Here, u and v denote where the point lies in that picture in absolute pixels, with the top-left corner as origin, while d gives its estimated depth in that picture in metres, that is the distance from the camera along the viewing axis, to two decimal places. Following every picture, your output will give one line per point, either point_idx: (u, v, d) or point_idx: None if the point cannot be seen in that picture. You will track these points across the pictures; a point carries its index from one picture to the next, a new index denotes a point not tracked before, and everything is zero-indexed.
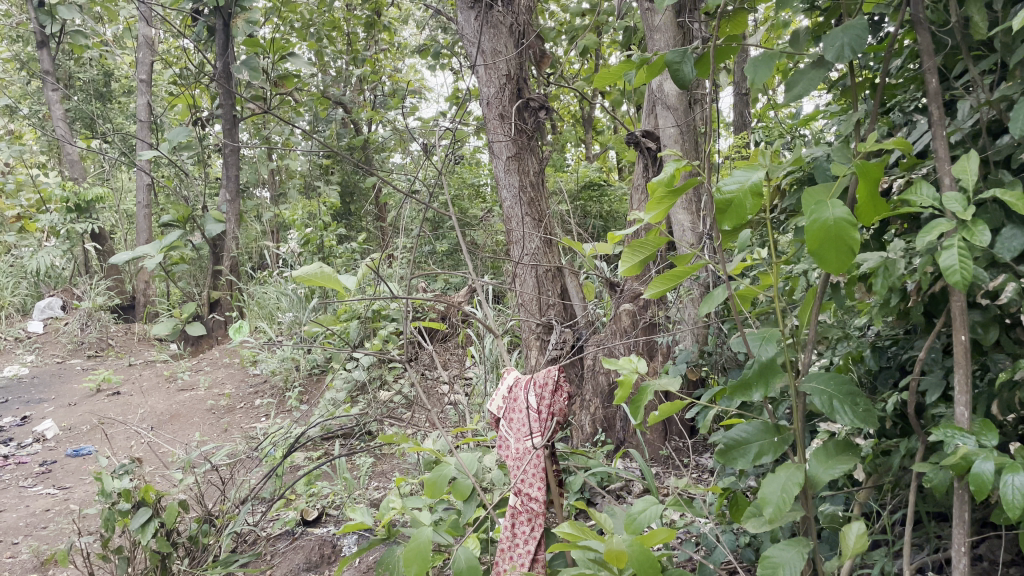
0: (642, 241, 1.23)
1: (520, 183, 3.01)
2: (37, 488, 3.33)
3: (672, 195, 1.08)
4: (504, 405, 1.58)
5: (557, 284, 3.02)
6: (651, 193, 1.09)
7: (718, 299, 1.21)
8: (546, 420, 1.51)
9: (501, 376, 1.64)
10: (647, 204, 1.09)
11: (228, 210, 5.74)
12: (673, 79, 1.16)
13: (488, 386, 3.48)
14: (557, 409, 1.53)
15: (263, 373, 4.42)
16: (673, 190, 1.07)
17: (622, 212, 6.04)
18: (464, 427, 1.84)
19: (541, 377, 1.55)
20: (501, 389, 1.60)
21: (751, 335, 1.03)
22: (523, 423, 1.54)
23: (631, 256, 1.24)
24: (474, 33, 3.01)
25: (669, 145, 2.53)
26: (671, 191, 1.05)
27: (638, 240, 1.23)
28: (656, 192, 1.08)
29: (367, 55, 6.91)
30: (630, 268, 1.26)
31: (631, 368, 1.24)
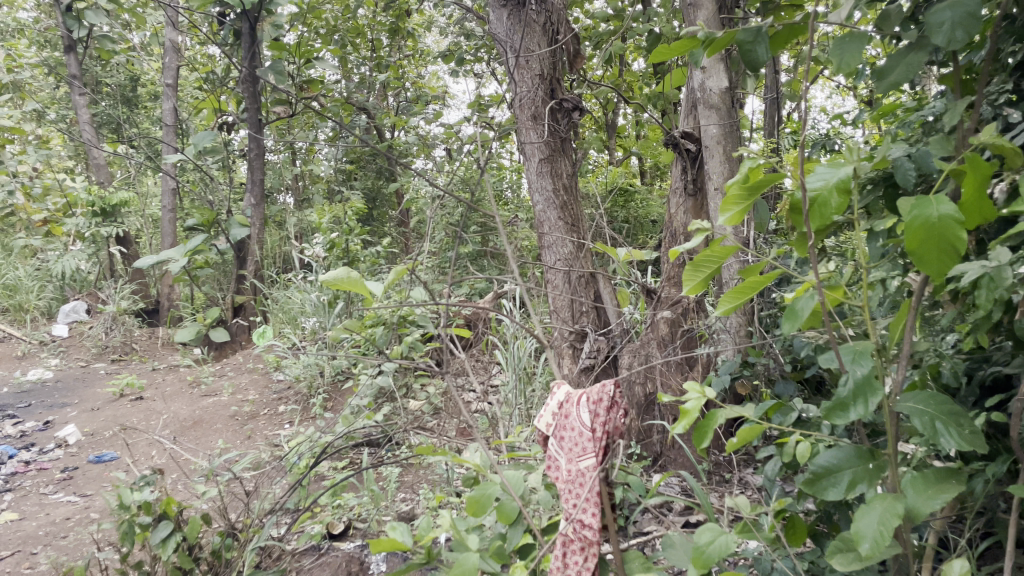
0: (706, 255, 1.15)
1: (554, 187, 2.91)
2: (58, 495, 3.28)
3: (749, 196, 1.02)
4: (555, 423, 1.47)
5: (591, 290, 2.92)
6: (725, 192, 1.04)
7: (801, 312, 1.01)
8: (600, 440, 1.39)
9: (552, 393, 1.54)
10: (723, 204, 1.04)
11: (252, 215, 5.70)
12: (746, 59, 1.08)
13: (517, 395, 3.39)
14: (612, 427, 1.39)
15: (286, 379, 4.35)
16: (750, 189, 1.02)
17: (649, 218, 5.93)
18: (503, 442, 1.77)
19: (595, 392, 1.43)
20: (552, 405, 1.50)
21: (843, 348, 0.93)
22: (574, 442, 1.42)
23: (694, 273, 1.17)
24: (507, 31, 2.92)
25: (711, 146, 2.41)
26: (748, 188, 1.00)
27: (702, 253, 1.14)
28: (732, 191, 1.02)
29: (391, 61, 6.88)
30: (693, 289, 1.20)
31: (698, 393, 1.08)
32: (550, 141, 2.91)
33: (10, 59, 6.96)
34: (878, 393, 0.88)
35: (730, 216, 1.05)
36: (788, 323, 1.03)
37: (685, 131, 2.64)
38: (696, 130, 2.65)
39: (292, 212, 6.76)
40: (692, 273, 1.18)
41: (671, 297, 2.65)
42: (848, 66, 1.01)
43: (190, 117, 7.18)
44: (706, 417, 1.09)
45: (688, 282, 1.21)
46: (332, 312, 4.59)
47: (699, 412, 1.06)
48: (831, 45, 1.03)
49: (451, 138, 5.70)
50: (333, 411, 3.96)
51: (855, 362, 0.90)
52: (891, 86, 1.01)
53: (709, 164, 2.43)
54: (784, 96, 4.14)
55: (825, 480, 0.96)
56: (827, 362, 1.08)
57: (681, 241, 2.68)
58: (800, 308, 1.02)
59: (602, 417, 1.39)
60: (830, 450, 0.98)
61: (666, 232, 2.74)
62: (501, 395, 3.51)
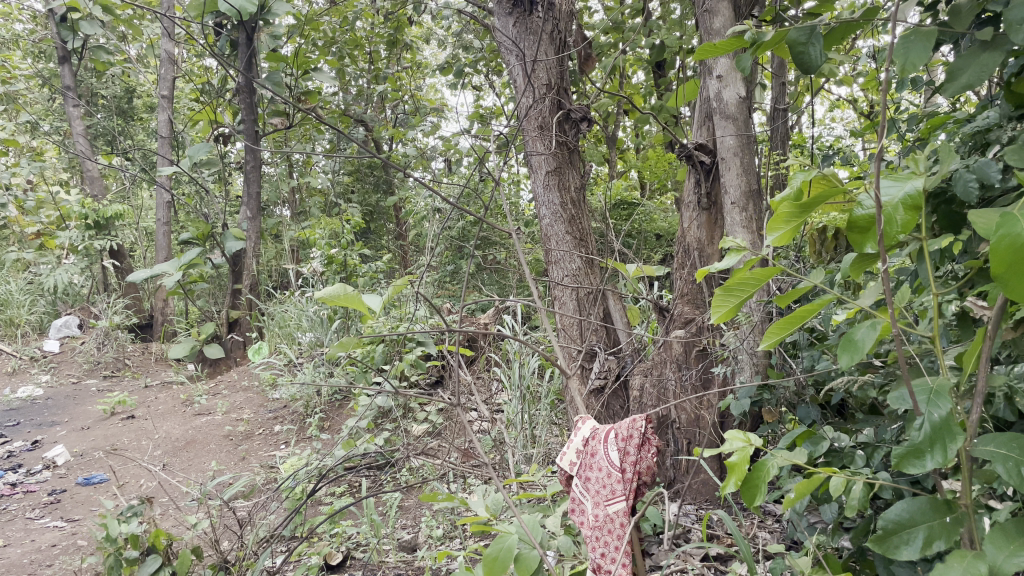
0: (742, 278, 1.02)
1: (561, 201, 2.81)
2: (44, 520, 3.15)
3: (800, 213, 0.92)
4: (580, 463, 1.55)
5: (600, 307, 2.80)
6: (773, 210, 0.94)
7: (863, 343, 0.93)
8: (629, 482, 1.49)
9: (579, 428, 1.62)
10: (770, 223, 0.93)
11: (249, 228, 5.59)
12: (800, 64, 1.02)
13: (522, 415, 3.27)
14: (640, 469, 1.51)
15: (282, 397, 4.22)
16: (802, 207, 0.92)
17: (653, 231, 5.85)
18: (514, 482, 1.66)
19: (624, 428, 1.53)
20: (581, 440, 1.58)
21: (919, 387, 0.85)
22: (600, 483, 1.51)
23: (726, 299, 1.05)
24: (512, 40, 2.83)
25: (727, 157, 2.31)
26: (801, 204, 0.90)
27: (737, 277, 1.02)
28: (782, 208, 0.92)
29: (390, 73, 6.80)
30: (724, 313, 1.07)
31: (744, 443, 0.99)
32: (558, 152, 2.80)
33: (5, 70, 6.88)
34: (957, 438, 0.78)
35: (777, 237, 0.94)
36: (848, 355, 0.93)
37: (699, 143, 2.55)
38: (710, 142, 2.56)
39: (289, 225, 6.66)
40: (723, 297, 1.06)
41: (685, 315, 2.55)
42: (913, 67, 0.96)
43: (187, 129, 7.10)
44: (756, 465, 1.01)
45: (717, 308, 1.08)
46: (330, 327, 4.49)
47: (748, 463, 0.97)
48: (895, 44, 0.99)
49: (450, 151, 5.63)
50: (331, 431, 3.84)
51: (932, 403, 0.82)
52: (962, 88, 0.96)
53: (726, 176, 2.33)
54: (790, 107, 4.06)
55: (898, 537, 0.87)
56: (895, 402, 0.97)
57: (696, 257, 2.57)
58: (861, 338, 0.94)
59: (632, 454, 1.50)
60: (902, 502, 0.89)
61: (679, 247, 2.64)
62: (504, 415, 3.39)
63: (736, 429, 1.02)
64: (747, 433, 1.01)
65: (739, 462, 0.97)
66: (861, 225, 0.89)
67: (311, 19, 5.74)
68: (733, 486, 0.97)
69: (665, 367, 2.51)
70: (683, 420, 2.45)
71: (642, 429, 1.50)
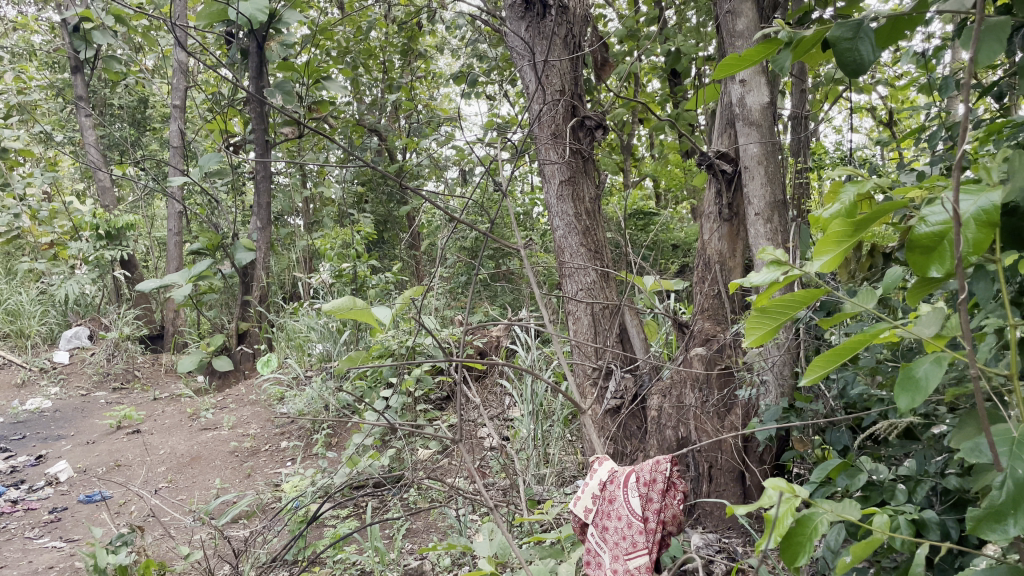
0: (783, 304, 0.91)
1: (575, 212, 2.70)
2: (43, 540, 3.05)
3: (853, 232, 0.82)
4: (599, 510, 1.51)
5: (616, 323, 2.68)
6: (823, 228, 0.84)
7: (927, 382, 0.81)
8: (654, 532, 1.46)
9: (593, 469, 1.56)
10: (819, 243, 0.84)
11: (259, 238, 5.51)
12: (847, 67, 0.91)
13: (534, 433, 3.16)
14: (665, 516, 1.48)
15: (290, 412, 4.12)
16: (854, 224, 0.82)
17: (669, 242, 5.73)
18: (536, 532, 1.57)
19: (645, 470, 1.50)
20: (596, 485, 1.53)
21: (1002, 441, 0.77)
22: (621, 532, 1.47)
23: (765, 329, 0.95)
24: (525, 45, 2.73)
25: (751, 166, 2.19)
26: (853, 221, 0.81)
27: (774, 303, 0.91)
28: (832, 226, 0.83)
29: (403, 83, 6.73)
30: (758, 339, 0.96)
31: (788, 493, 0.86)
32: (572, 161, 2.69)
33: (19, 80, 6.84)
34: None
35: (827, 261, 0.85)
36: (908, 395, 0.82)
37: (719, 151, 2.43)
38: (731, 150, 2.44)
39: (300, 235, 6.58)
40: (760, 321, 0.94)
41: (706, 331, 2.42)
42: (989, 61, 0.86)
43: (199, 139, 7.04)
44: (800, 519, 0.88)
45: (751, 333, 0.96)
46: (339, 340, 4.41)
47: (790, 518, 0.84)
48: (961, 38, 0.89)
49: (462, 161, 5.54)
50: (339, 448, 3.74)
51: (1015, 458, 0.75)
52: None
53: (749, 186, 2.21)
54: (808, 116, 3.95)
55: None
56: (971, 452, 0.85)
57: (716, 270, 2.44)
58: (921, 376, 0.82)
59: (655, 500, 1.47)
60: None
61: (699, 260, 2.52)
62: (515, 432, 3.27)
63: (778, 476, 0.86)
64: (792, 481, 0.86)
65: (783, 518, 0.85)
66: (925, 244, 0.78)
67: (323, 28, 5.67)
68: (773, 543, 0.84)
69: (686, 387, 2.38)
70: (704, 442, 2.31)
71: (667, 474, 1.47)
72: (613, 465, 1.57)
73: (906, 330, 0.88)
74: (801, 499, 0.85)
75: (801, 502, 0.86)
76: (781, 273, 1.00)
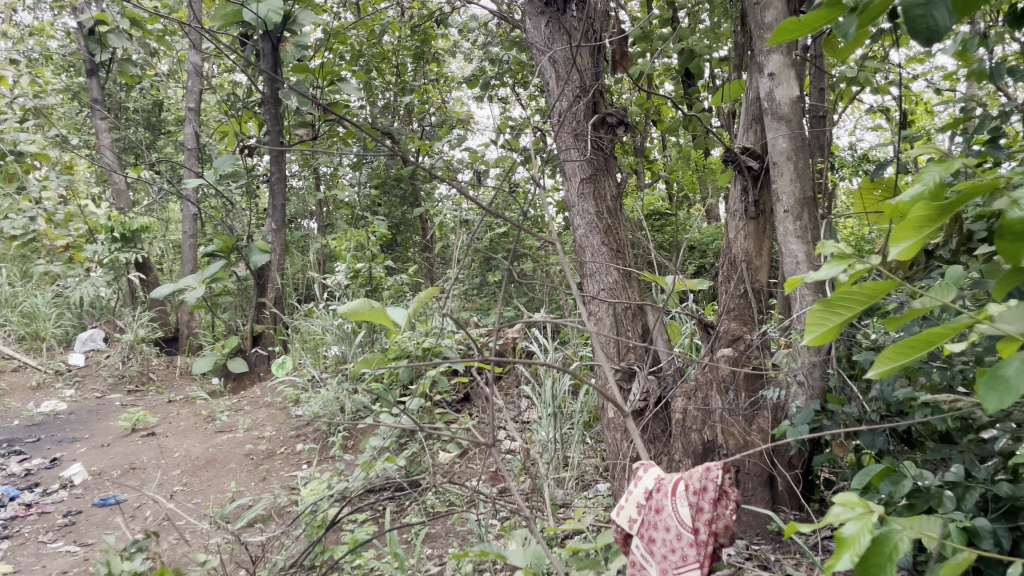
0: (847, 294, 0.86)
1: (597, 210, 2.64)
2: (57, 544, 3.02)
3: (937, 218, 0.83)
4: (643, 519, 1.42)
5: (638, 323, 2.62)
6: (903, 215, 0.85)
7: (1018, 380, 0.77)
8: (705, 543, 1.37)
9: (638, 478, 1.48)
10: (898, 230, 0.85)
11: (274, 240, 5.48)
12: (925, 39, 0.89)
13: (552, 436, 3.12)
14: (718, 526, 1.38)
15: (305, 414, 4.08)
16: (939, 209, 0.83)
17: (686, 243, 5.66)
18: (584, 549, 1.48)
19: (694, 479, 1.42)
20: (641, 494, 1.44)
21: None
22: (666, 544, 1.39)
23: (826, 316, 0.89)
24: (545, 41, 2.68)
25: (780, 162, 2.13)
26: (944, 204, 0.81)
27: (839, 293, 0.85)
28: (916, 211, 0.83)
29: (416, 86, 6.69)
30: (820, 338, 0.91)
31: (865, 511, 0.80)
32: (593, 159, 2.64)
33: (35, 84, 6.85)
34: None
35: (905, 248, 0.85)
36: (997, 395, 0.78)
37: (746, 148, 2.38)
38: (758, 147, 2.39)
39: (315, 238, 6.56)
40: (821, 317, 0.90)
41: (732, 332, 2.34)
42: None
43: (214, 142, 7.04)
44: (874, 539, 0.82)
45: (812, 331, 0.92)
46: (354, 342, 4.38)
47: (868, 538, 0.78)
48: None
49: (477, 163, 5.50)
50: (355, 451, 3.70)
51: None
52: None
53: (778, 182, 2.15)
54: (829, 115, 3.89)
55: None
56: None
57: (742, 270, 2.38)
58: (1010, 375, 0.78)
59: (706, 509, 1.38)
60: None
61: (723, 258, 2.46)
62: (533, 434, 3.22)
63: (851, 494, 0.83)
64: (866, 499, 0.83)
65: (858, 537, 0.78)
66: None
67: (337, 32, 5.65)
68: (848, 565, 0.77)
69: (711, 389, 2.30)
70: (730, 446, 2.25)
71: (719, 482, 1.39)
72: (660, 474, 1.48)
73: (991, 325, 0.83)
74: (877, 511, 0.80)
75: (878, 520, 0.80)
76: (846, 268, 0.90)
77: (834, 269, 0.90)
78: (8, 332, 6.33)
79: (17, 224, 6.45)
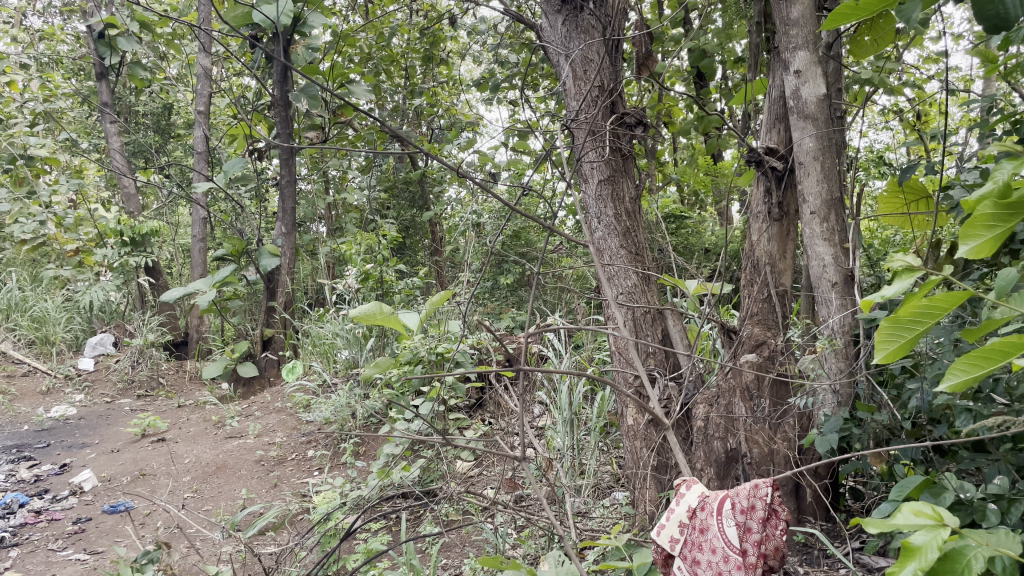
0: (917, 312, 0.81)
1: (615, 212, 2.59)
2: (67, 552, 2.97)
3: (1008, 217, 0.80)
4: (688, 540, 1.37)
5: (658, 327, 2.56)
6: (970, 214, 0.82)
7: None
8: (754, 563, 1.34)
9: (680, 494, 1.41)
10: (966, 230, 0.82)
11: (284, 244, 5.43)
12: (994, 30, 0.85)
13: (568, 443, 3.06)
14: (768, 543, 1.34)
15: (316, 420, 4.02)
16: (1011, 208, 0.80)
17: (699, 246, 5.60)
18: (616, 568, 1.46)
19: (741, 497, 1.36)
20: (684, 513, 1.38)
21: None
22: (714, 565, 1.35)
23: (892, 335, 0.85)
24: (562, 41, 2.64)
25: (807, 162, 2.07)
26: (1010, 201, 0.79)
27: (906, 310, 0.82)
28: (983, 209, 0.81)
29: (425, 88, 6.65)
30: (889, 357, 0.87)
31: (940, 522, 0.72)
32: (611, 160, 2.59)
33: (45, 88, 6.83)
34: None
35: (976, 247, 0.83)
36: None
37: (770, 147, 2.32)
38: (782, 146, 2.33)
39: (324, 241, 6.51)
40: (888, 336, 0.86)
41: (755, 337, 2.26)
42: None
43: (224, 145, 7.00)
44: (946, 554, 0.74)
45: (881, 351, 0.88)
46: (365, 346, 4.33)
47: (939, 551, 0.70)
48: None
49: (488, 165, 5.45)
50: (366, 457, 3.64)
51: None
52: None
53: (804, 183, 2.09)
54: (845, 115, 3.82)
55: None
56: None
57: (765, 273, 2.32)
58: None
59: (755, 531, 1.32)
60: None
61: (745, 261, 2.40)
62: (549, 441, 3.16)
63: (923, 500, 0.75)
64: (937, 507, 0.75)
65: (927, 548, 0.71)
66: None
67: (346, 34, 5.61)
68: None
69: (733, 396, 2.24)
70: (755, 455, 2.18)
71: (768, 501, 1.32)
72: (703, 489, 1.41)
73: None
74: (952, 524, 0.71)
75: (953, 534, 0.72)
76: (910, 280, 0.84)
77: (900, 284, 0.85)
78: (18, 337, 6.30)
79: (27, 228, 6.42)
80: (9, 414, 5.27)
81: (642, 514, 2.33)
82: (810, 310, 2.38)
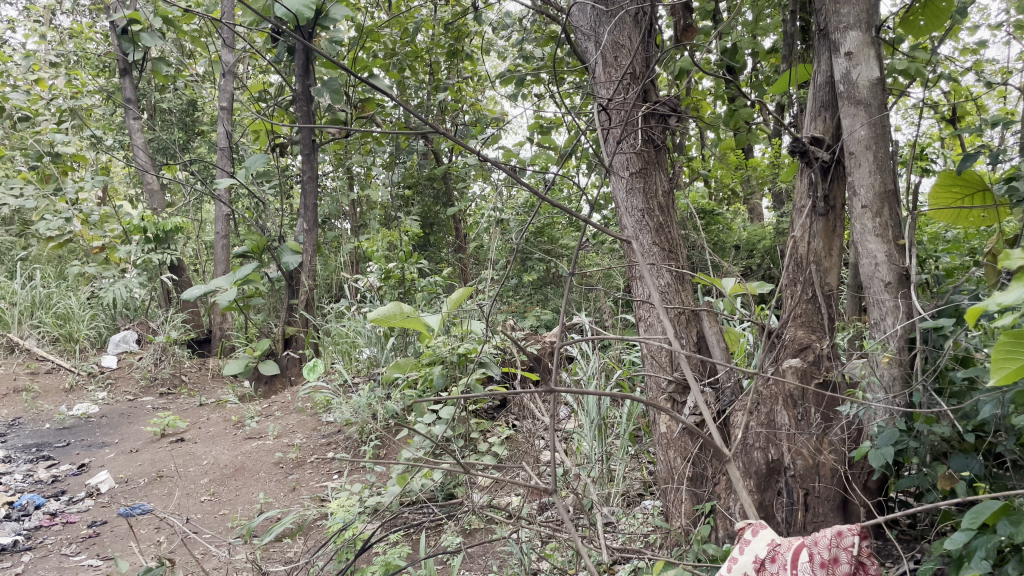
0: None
1: (647, 206, 2.44)
2: (80, 557, 2.87)
3: None
4: None
5: (692, 328, 2.42)
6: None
7: None
8: None
9: (747, 540, 1.48)
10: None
11: (305, 240, 5.34)
12: None
13: (596, 448, 2.93)
14: None
15: (336, 421, 3.91)
16: None
17: (729, 243, 5.44)
18: None
19: (820, 550, 1.47)
20: (754, 562, 1.44)
21: None
22: None
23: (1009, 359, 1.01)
24: (591, 26, 2.50)
25: (857, 152, 1.92)
26: None
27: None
28: None
29: (451, 84, 6.54)
30: (1005, 377, 1.02)
31: None
32: (643, 151, 2.45)
33: (71, 84, 6.78)
34: None
35: None
36: None
37: (814, 136, 2.16)
38: (828, 135, 2.17)
39: (347, 238, 6.42)
40: (1009, 354, 1.01)
41: (799, 340, 2.12)
42: None
43: (247, 142, 6.93)
44: None
45: (999, 371, 1.03)
46: (387, 346, 4.23)
47: None
48: None
49: (512, 161, 5.32)
50: (387, 461, 3.53)
51: None
52: None
53: (854, 174, 1.94)
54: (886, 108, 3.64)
55: None
56: None
57: (808, 271, 2.17)
58: None
59: None
60: None
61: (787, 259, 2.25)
62: (575, 446, 3.03)
63: None
64: None
65: None
66: None
67: (369, 29, 5.50)
68: None
69: (776, 404, 2.09)
70: (799, 468, 2.04)
71: (851, 554, 1.45)
72: (769, 536, 1.48)
73: None
74: None
75: None
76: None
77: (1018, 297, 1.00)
78: (42, 334, 6.26)
79: (52, 224, 6.37)
80: (31, 411, 5.23)
81: (678, 529, 2.21)
82: (856, 310, 2.22)
